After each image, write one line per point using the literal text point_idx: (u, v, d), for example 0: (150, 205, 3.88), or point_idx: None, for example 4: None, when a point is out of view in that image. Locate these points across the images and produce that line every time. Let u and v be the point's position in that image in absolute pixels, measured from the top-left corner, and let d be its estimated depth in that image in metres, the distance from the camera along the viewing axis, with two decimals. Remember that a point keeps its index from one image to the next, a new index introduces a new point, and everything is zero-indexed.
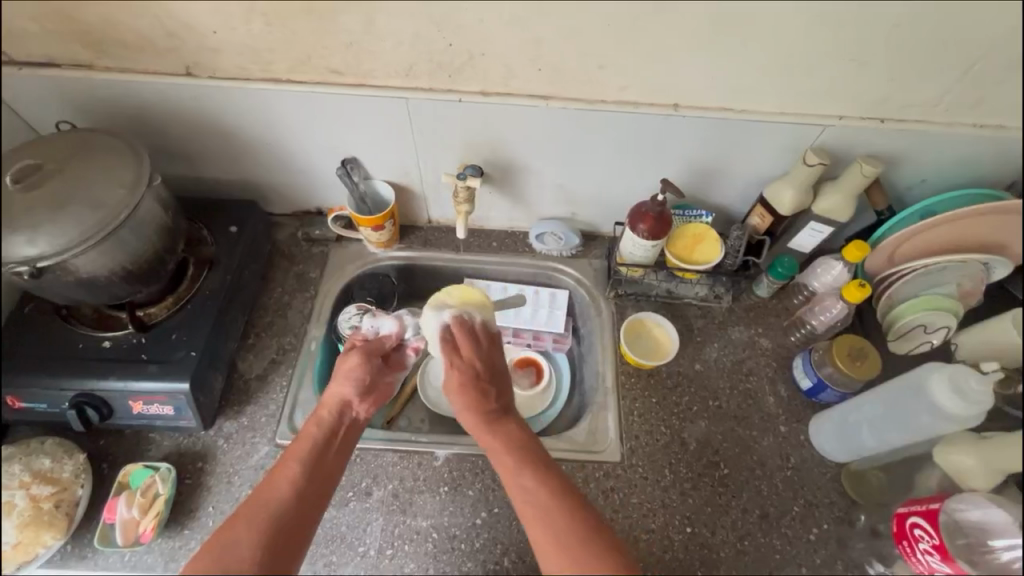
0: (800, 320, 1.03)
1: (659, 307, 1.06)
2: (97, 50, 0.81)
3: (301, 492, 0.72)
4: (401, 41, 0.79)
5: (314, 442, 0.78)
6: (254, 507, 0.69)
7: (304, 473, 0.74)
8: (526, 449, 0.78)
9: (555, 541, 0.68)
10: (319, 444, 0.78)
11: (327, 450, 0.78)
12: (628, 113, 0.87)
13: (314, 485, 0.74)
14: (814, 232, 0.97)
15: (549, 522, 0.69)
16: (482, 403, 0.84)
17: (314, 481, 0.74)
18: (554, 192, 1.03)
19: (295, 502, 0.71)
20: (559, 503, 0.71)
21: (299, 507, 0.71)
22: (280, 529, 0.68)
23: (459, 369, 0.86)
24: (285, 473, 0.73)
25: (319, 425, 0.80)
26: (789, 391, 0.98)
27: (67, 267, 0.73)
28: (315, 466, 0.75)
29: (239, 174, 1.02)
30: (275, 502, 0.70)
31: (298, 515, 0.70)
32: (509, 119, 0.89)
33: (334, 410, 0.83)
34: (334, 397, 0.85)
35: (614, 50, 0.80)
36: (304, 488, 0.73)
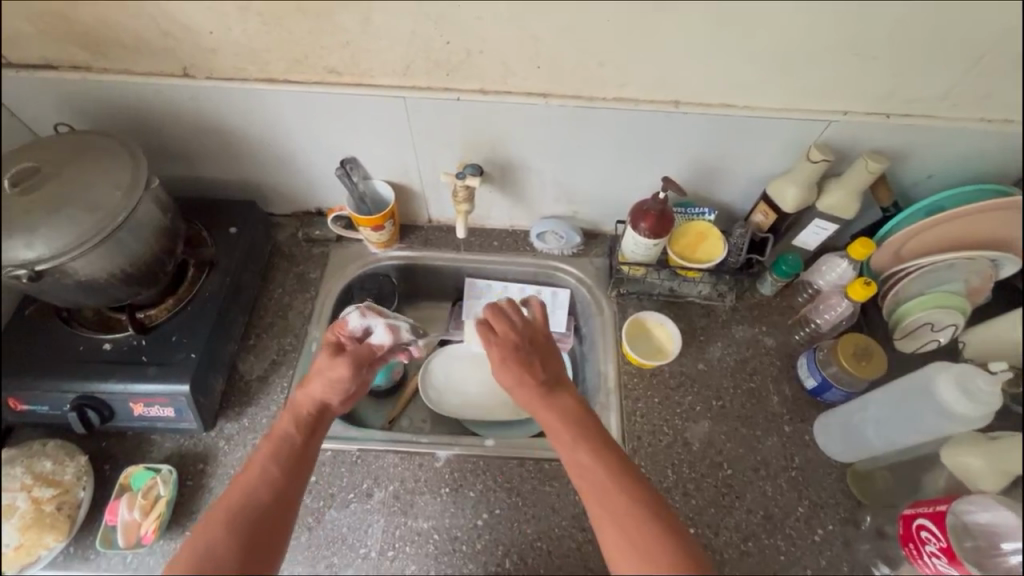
0: (804, 319, 1.02)
1: (662, 306, 1.05)
2: (94, 52, 0.81)
3: (273, 497, 0.68)
4: (397, 40, 0.79)
5: (284, 443, 0.74)
6: (222, 515, 0.66)
7: (274, 476, 0.70)
8: (583, 424, 0.76)
9: (613, 516, 0.66)
10: (290, 444, 0.74)
11: (299, 451, 0.74)
12: (628, 110, 0.86)
13: (286, 488, 0.70)
14: (818, 230, 0.95)
15: (605, 496, 0.68)
16: (533, 375, 0.81)
17: (285, 483, 0.70)
18: (554, 191, 1.03)
19: (258, 509, 0.67)
20: (616, 481, 0.69)
21: (272, 512, 0.68)
22: (253, 535, 0.65)
23: (509, 341, 0.84)
24: (254, 477, 0.70)
25: (287, 429, 0.76)
26: (793, 391, 0.97)
27: (66, 271, 0.73)
28: (285, 469, 0.72)
29: (238, 175, 1.01)
30: (245, 508, 0.67)
31: (271, 521, 0.67)
32: (508, 118, 0.88)
33: (307, 409, 0.79)
34: (306, 395, 0.80)
35: (613, 46, 0.79)
36: (275, 492, 0.69)
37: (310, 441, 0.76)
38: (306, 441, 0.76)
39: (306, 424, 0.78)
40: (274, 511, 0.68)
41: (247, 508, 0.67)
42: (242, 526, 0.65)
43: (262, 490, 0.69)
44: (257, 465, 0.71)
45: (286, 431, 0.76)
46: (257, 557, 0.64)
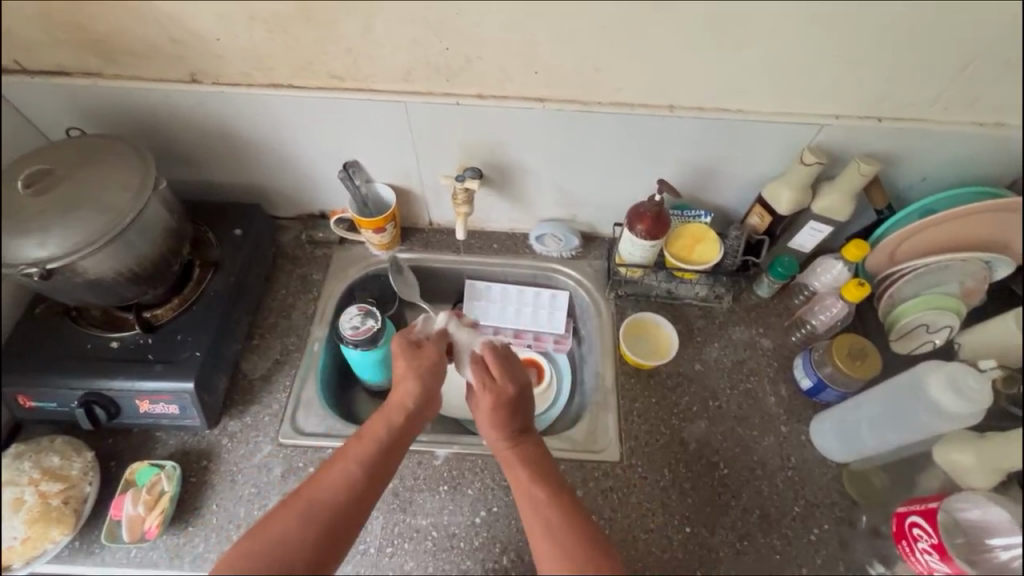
0: (801, 320, 1.03)
1: (659, 308, 1.07)
2: (106, 59, 0.84)
3: (362, 490, 0.71)
4: (399, 46, 0.80)
5: (372, 439, 0.75)
6: (304, 506, 0.68)
7: (357, 470, 0.72)
8: (546, 468, 0.78)
9: (556, 557, 0.66)
10: (379, 442, 0.75)
11: (383, 448, 0.75)
12: (625, 115, 0.88)
13: (368, 488, 0.71)
14: (812, 232, 0.96)
15: (553, 537, 0.68)
16: (505, 422, 0.82)
17: (368, 481, 0.72)
18: (553, 194, 1.04)
19: (350, 496, 0.69)
20: (566, 521, 0.70)
21: (355, 506, 0.69)
22: (334, 528, 0.67)
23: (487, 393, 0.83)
24: (345, 464, 0.72)
25: (388, 424, 0.78)
26: (790, 392, 0.98)
27: (75, 269, 0.75)
28: (381, 462, 0.74)
29: (243, 178, 1.04)
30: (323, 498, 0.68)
31: (347, 517, 0.68)
32: (507, 122, 0.90)
33: (404, 405, 0.80)
34: (396, 396, 0.81)
35: (610, 51, 0.80)
36: (357, 490, 0.70)
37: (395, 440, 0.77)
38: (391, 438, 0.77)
39: (397, 423, 0.78)
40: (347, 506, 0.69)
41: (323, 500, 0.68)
42: (313, 517, 0.67)
43: (347, 483, 0.70)
44: (354, 456, 0.73)
45: (379, 427, 0.77)
46: (331, 551, 0.66)
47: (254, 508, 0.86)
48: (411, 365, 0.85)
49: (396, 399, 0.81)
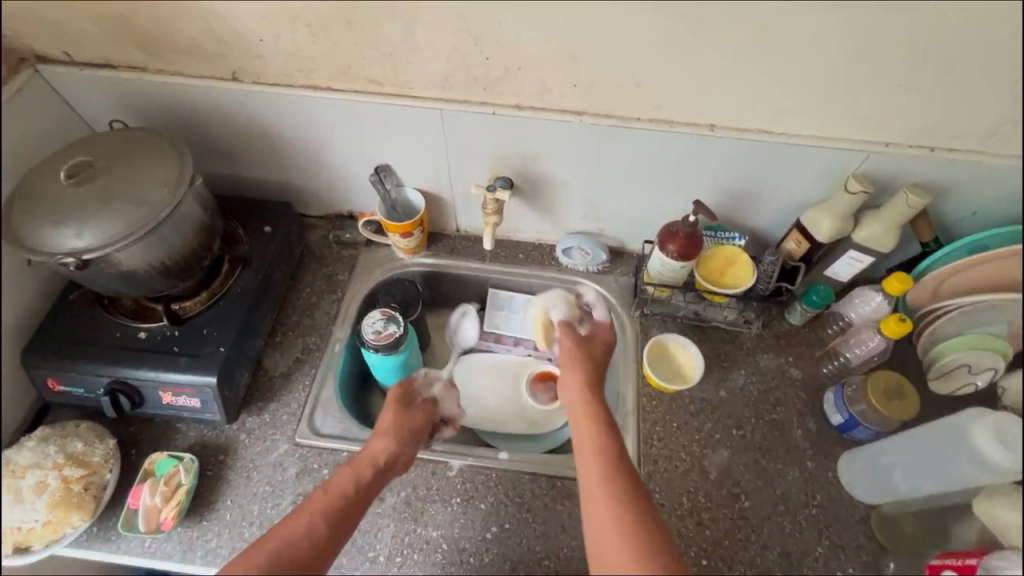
0: (833, 352, 0.99)
1: (685, 330, 1.05)
2: (151, 54, 0.85)
3: (318, 541, 0.71)
4: (439, 54, 0.79)
5: (324, 502, 0.75)
6: (260, 552, 0.68)
7: (303, 537, 0.70)
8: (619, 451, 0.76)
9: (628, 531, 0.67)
10: (345, 493, 0.77)
11: (332, 511, 0.74)
12: (664, 133, 0.85)
13: (326, 540, 0.71)
14: (851, 261, 0.93)
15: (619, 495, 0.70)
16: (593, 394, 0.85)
17: (325, 533, 0.72)
18: (582, 208, 1.03)
19: (304, 546, 0.69)
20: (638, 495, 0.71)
21: (312, 557, 0.69)
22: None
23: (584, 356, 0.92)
24: (308, 513, 0.73)
25: (359, 476, 0.79)
26: (818, 425, 0.95)
27: (110, 261, 0.76)
28: (342, 513, 0.75)
29: (276, 176, 1.04)
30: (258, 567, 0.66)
31: (304, 568, 0.68)
32: (543, 135, 0.88)
33: (374, 460, 0.82)
34: (367, 451, 0.83)
35: (653, 68, 0.78)
36: (314, 540, 0.70)
37: (345, 506, 0.75)
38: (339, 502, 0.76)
39: (367, 477, 0.80)
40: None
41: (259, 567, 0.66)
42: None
43: (305, 534, 0.71)
44: (316, 509, 0.74)
45: (347, 480, 0.78)
46: None
47: (267, 507, 0.86)
48: (383, 430, 0.86)
49: (367, 454, 0.82)
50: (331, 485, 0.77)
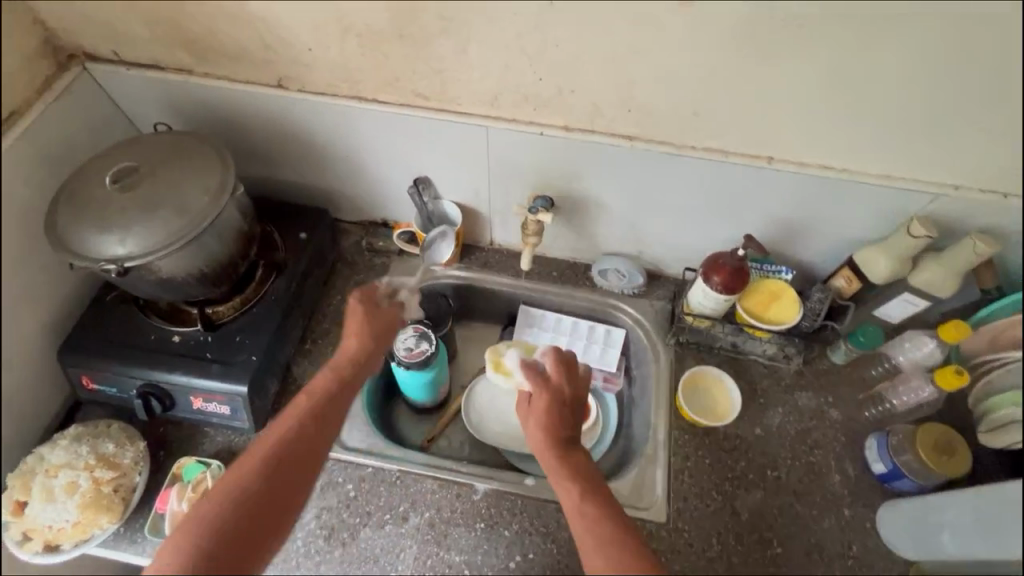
0: (878, 396, 0.95)
1: (722, 361, 1.02)
2: (199, 57, 0.84)
3: (307, 436, 0.73)
4: (491, 72, 0.77)
5: (305, 404, 0.76)
6: (255, 454, 0.69)
7: (293, 435, 0.72)
8: (594, 484, 0.75)
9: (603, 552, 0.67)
10: (327, 392, 0.79)
11: (316, 413, 0.76)
12: (717, 162, 0.82)
13: (317, 435, 0.74)
14: (905, 304, 0.89)
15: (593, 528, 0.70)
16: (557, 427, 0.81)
17: (311, 428, 0.74)
18: (623, 229, 1.00)
19: (296, 442, 0.72)
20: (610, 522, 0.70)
21: (306, 450, 0.72)
22: (283, 474, 0.69)
23: (543, 396, 0.84)
24: (292, 416, 0.74)
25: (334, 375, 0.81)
26: (857, 472, 0.91)
27: (149, 268, 0.75)
28: (326, 411, 0.77)
29: (314, 181, 1.03)
30: (241, 475, 0.67)
31: (299, 464, 0.71)
32: (591, 157, 0.85)
33: (347, 360, 0.84)
34: (340, 355, 0.84)
35: (714, 98, 0.75)
36: (304, 436, 0.73)
37: (321, 411, 0.77)
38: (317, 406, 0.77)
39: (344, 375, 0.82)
40: (273, 479, 0.68)
41: (244, 471, 0.68)
42: (253, 485, 0.67)
43: (295, 433, 0.73)
44: (301, 413, 0.75)
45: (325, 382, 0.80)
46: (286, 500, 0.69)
47: None
48: (356, 333, 0.86)
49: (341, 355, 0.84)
50: (310, 391, 0.79)
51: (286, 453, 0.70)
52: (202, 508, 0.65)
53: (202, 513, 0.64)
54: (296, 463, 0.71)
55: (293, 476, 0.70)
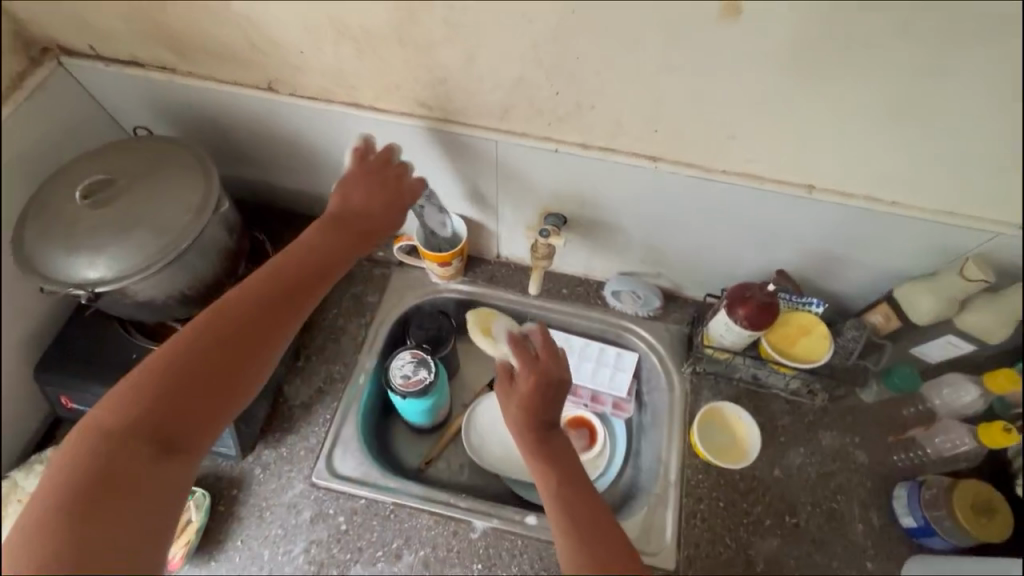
0: (911, 441, 0.88)
1: (741, 394, 0.95)
2: (182, 56, 0.76)
3: (220, 340, 0.61)
4: (501, 84, 0.69)
5: (240, 304, 0.64)
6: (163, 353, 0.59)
7: (210, 336, 0.61)
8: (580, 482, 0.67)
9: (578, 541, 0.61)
10: (262, 297, 0.66)
11: (249, 320, 0.64)
12: (750, 188, 0.74)
13: (237, 343, 0.62)
14: (948, 346, 0.80)
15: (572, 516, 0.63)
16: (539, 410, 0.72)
17: (231, 334, 0.62)
18: (640, 250, 0.92)
19: (207, 345, 0.61)
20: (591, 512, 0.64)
21: (219, 359, 0.61)
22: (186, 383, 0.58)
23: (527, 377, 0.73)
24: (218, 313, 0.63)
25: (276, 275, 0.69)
26: (883, 522, 0.85)
27: (125, 292, 0.69)
28: (259, 318, 0.65)
29: (309, 187, 0.96)
30: (211, 325, 0.62)
31: (204, 371, 0.60)
32: (609, 176, 0.77)
33: (298, 262, 0.71)
34: (294, 251, 0.71)
35: (752, 120, 0.66)
36: (214, 339, 0.61)
37: (297, 282, 0.69)
38: (292, 281, 0.69)
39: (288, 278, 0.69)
40: (213, 374, 0.60)
41: (217, 321, 0.62)
42: (149, 387, 0.57)
43: (213, 333, 0.61)
44: (233, 312, 0.63)
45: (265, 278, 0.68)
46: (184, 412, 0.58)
47: (278, 552, 0.82)
48: (346, 217, 0.75)
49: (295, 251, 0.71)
50: (251, 285, 0.66)
51: (242, 343, 0.62)
52: (164, 353, 0.60)
53: (174, 351, 0.60)
54: (263, 330, 0.64)
55: (238, 380, 0.62)
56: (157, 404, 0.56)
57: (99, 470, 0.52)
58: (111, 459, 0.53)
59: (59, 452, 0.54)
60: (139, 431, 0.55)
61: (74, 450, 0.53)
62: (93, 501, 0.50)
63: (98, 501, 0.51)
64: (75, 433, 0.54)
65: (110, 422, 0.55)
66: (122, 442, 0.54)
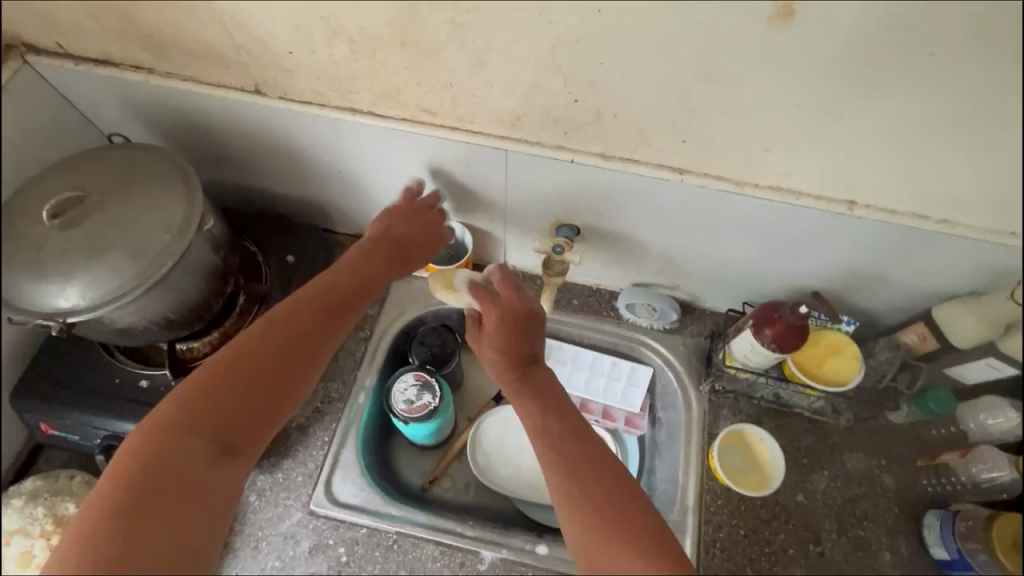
0: (945, 467, 0.82)
1: (761, 414, 0.90)
2: (158, 55, 0.69)
3: (263, 355, 0.60)
4: (513, 90, 0.62)
5: (284, 317, 0.64)
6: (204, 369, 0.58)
7: (253, 348, 0.60)
8: (586, 442, 0.66)
9: (591, 508, 0.59)
10: (307, 311, 0.65)
11: (290, 334, 0.63)
12: (784, 203, 0.68)
13: (284, 359, 0.61)
14: (989, 367, 0.71)
15: (579, 476, 0.62)
16: (514, 354, 0.74)
17: (275, 348, 0.61)
18: (659, 262, 0.86)
19: (252, 359, 0.60)
20: (598, 476, 0.62)
21: (263, 373, 0.60)
22: (228, 397, 0.57)
23: (490, 316, 0.74)
24: (257, 327, 0.62)
25: (319, 290, 0.68)
26: (911, 551, 0.81)
27: (101, 320, 0.64)
28: (304, 333, 0.64)
29: (303, 194, 0.89)
30: (264, 331, 0.62)
31: (251, 387, 0.59)
32: (629, 188, 0.71)
33: (342, 279, 0.70)
34: (337, 270, 0.71)
35: (792, 131, 0.60)
36: (257, 351, 0.60)
37: (348, 296, 0.69)
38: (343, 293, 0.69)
39: (333, 293, 0.68)
40: (261, 387, 0.59)
41: (275, 330, 0.62)
42: (188, 401, 0.56)
43: (254, 346, 0.61)
44: (275, 325, 0.63)
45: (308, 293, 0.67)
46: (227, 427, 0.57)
47: None
48: (395, 235, 0.75)
49: (337, 269, 0.71)
50: (295, 300, 0.66)
51: (298, 353, 0.62)
52: (223, 356, 0.59)
53: (234, 355, 0.60)
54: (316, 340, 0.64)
55: (285, 394, 0.61)
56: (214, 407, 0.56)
57: (159, 470, 0.51)
58: (172, 460, 0.52)
59: (121, 447, 0.53)
60: (198, 432, 0.54)
61: (134, 449, 0.52)
62: (150, 503, 0.50)
63: (153, 501, 0.50)
64: (137, 430, 0.54)
65: (170, 423, 0.54)
66: (182, 442, 0.53)
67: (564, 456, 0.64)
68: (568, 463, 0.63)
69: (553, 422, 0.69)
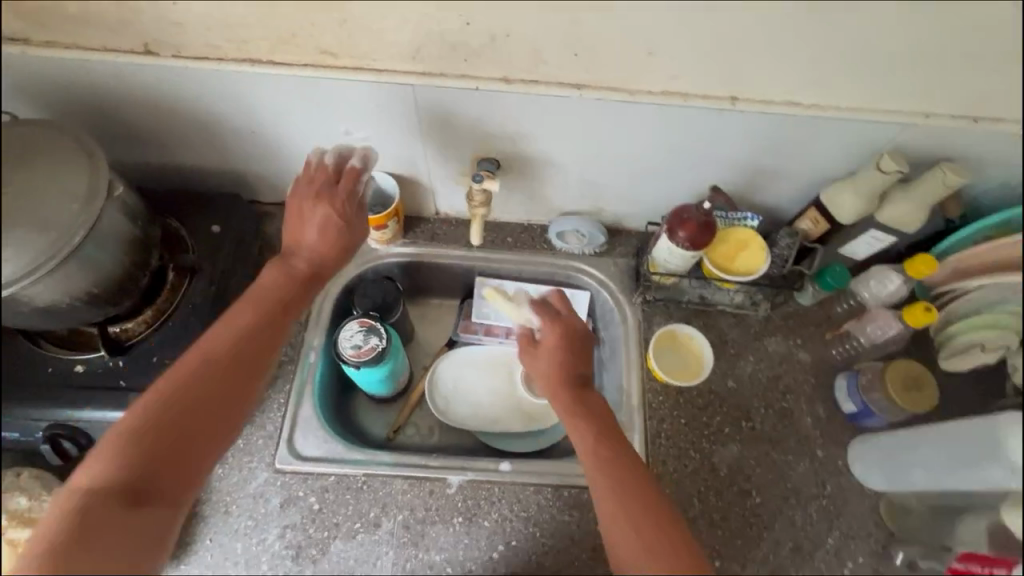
0: (846, 334, 0.93)
1: (690, 316, 0.98)
2: (35, 22, 0.67)
3: (201, 386, 0.64)
4: (406, 17, 0.65)
5: (218, 345, 0.68)
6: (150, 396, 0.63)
7: (189, 376, 0.64)
8: (618, 442, 0.73)
9: (627, 511, 0.66)
10: (241, 341, 0.69)
11: (225, 365, 0.67)
12: (677, 107, 0.73)
13: (219, 391, 0.65)
14: (871, 241, 0.85)
15: (620, 480, 0.68)
16: (566, 364, 0.79)
17: (211, 380, 0.65)
18: (579, 188, 0.91)
19: (187, 386, 0.64)
20: (630, 473, 0.69)
21: (199, 405, 0.64)
22: (167, 430, 0.62)
23: (551, 336, 0.80)
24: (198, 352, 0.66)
25: (253, 312, 0.71)
26: (828, 412, 0.92)
27: (17, 298, 0.60)
28: (242, 367, 0.68)
29: (218, 162, 0.88)
30: (203, 361, 0.66)
31: (185, 417, 0.63)
32: (536, 111, 0.75)
33: (269, 298, 0.73)
34: (268, 288, 0.74)
35: (666, 33, 0.65)
36: (193, 382, 0.64)
37: (276, 322, 0.72)
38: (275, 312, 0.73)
39: (263, 321, 0.71)
40: (197, 424, 0.64)
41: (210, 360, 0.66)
42: (132, 432, 0.61)
43: (191, 375, 0.65)
44: (212, 354, 0.67)
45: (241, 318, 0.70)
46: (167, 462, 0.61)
47: (252, 543, 0.80)
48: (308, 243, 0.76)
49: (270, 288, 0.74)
50: (229, 323, 0.70)
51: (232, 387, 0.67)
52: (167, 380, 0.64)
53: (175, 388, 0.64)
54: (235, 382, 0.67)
55: (220, 428, 0.65)
56: (151, 443, 0.61)
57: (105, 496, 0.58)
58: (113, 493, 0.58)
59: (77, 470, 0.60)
60: (138, 461, 0.60)
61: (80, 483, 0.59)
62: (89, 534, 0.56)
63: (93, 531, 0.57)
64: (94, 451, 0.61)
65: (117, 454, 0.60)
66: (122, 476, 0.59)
67: (607, 459, 0.70)
68: (612, 464, 0.70)
69: (592, 424, 0.74)
